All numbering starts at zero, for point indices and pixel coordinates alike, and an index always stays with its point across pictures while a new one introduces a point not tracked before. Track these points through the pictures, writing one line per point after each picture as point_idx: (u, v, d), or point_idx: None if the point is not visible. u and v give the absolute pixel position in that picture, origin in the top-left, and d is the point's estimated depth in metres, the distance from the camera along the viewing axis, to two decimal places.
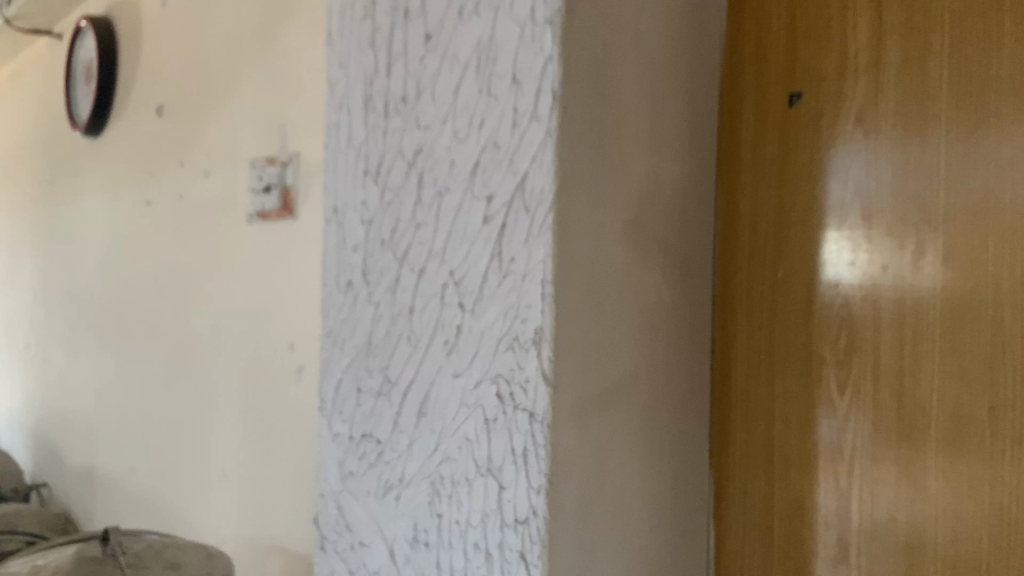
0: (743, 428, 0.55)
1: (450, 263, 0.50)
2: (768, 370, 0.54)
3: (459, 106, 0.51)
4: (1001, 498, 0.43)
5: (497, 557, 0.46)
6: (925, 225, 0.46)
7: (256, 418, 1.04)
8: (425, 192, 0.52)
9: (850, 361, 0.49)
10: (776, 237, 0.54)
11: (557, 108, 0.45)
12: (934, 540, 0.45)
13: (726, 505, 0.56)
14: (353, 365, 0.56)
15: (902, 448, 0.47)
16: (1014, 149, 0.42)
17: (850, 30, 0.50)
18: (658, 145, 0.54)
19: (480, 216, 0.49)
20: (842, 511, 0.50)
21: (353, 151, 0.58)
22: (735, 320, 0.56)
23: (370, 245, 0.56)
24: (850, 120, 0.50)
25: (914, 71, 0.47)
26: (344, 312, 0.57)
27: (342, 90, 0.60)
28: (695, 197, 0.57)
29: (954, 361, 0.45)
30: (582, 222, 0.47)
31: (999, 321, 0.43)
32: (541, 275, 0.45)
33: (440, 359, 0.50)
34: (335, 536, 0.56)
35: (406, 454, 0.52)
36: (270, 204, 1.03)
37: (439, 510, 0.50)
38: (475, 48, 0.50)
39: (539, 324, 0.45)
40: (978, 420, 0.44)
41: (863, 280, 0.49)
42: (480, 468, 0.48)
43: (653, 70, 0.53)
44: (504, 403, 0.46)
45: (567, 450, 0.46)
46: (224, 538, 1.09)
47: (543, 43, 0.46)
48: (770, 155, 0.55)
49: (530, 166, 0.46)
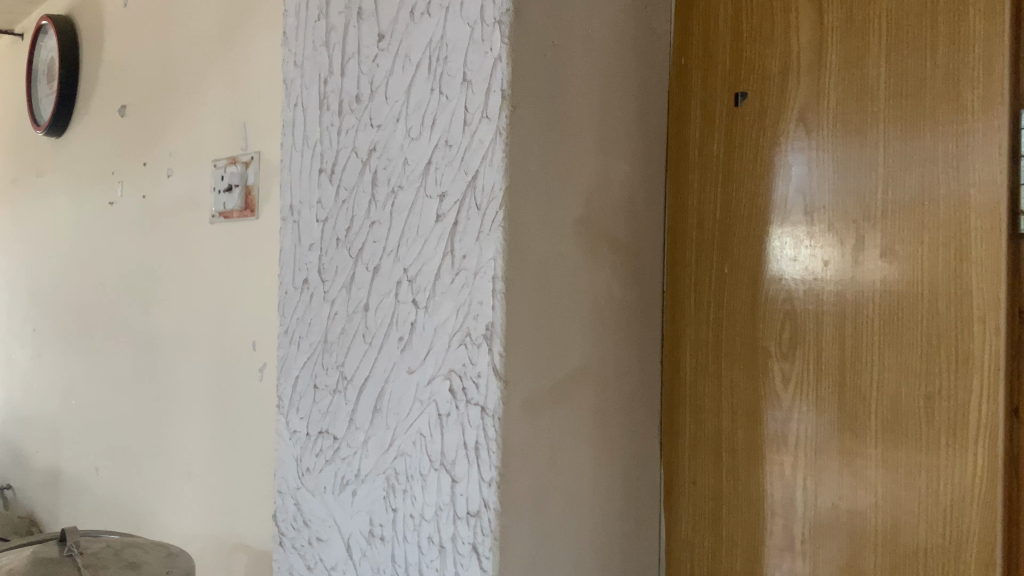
0: (692, 419, 0.56)
1: (404, 261, 0.51)
2: (716, 363, 0.55)
3: (412, 105, 0.51)
4: (937, 486, 0.44)
5: (450, 549, 0.47)
6: (865, 222, 0.48)
7: (222, 412, 1.04)
8: (379, 191, 0.53)
9: (794, 354, 0.51)
10: (723, 231, 0.55)
11: (507, 105, 0.46)
12: (874, 528, 0.47)
13: (677, 495, 0.57)
14: (310, 362, 0.58)
15: (842, 439, 0.48)
16: (948, 148, 0.45)
17: (792, 31, 0.52)
18: (608, 142, 0.54)
19: (433, 213, 0.49)
20: (787, 499, 0.51)
21: (308, 150, 0.59)
22: (684, 313, 0.57)
23: (326, 244, 0.56)
24: (793, 119, 0.51)
25: (852, 71, 0.49)
26: (301, 311, 0.59)
27: (298, 89, 0.60)
28: (645, 193, 0.58)
29: (893, 353, 0.46)
30: (533, 218, 0.47)
31: (934, 315, 0.45)
32: (492, 271, 0.45)
33: (395, 356, 0.51)
34: (294, 532, 0.58)
35: (363, 450, 0.53)
36: (233, 204, 1.03)
37: (394, 505, 0.51)
38: (427, 47, 0.50)
39: (490, 320, 0.45)
40: (915, 410, 0.45)
41: (806, 275, 0.50)
42: (434, 463, 0.48)
43: (604, 69, 0.54)
44: (456, 398, 0.47)
45: (519, 443, 0.46)
46: (193, 530, 1.10)
47: (493, 42, 0.46)
48: (717, 151, 0.56)
49: (481, 164, 0.46)
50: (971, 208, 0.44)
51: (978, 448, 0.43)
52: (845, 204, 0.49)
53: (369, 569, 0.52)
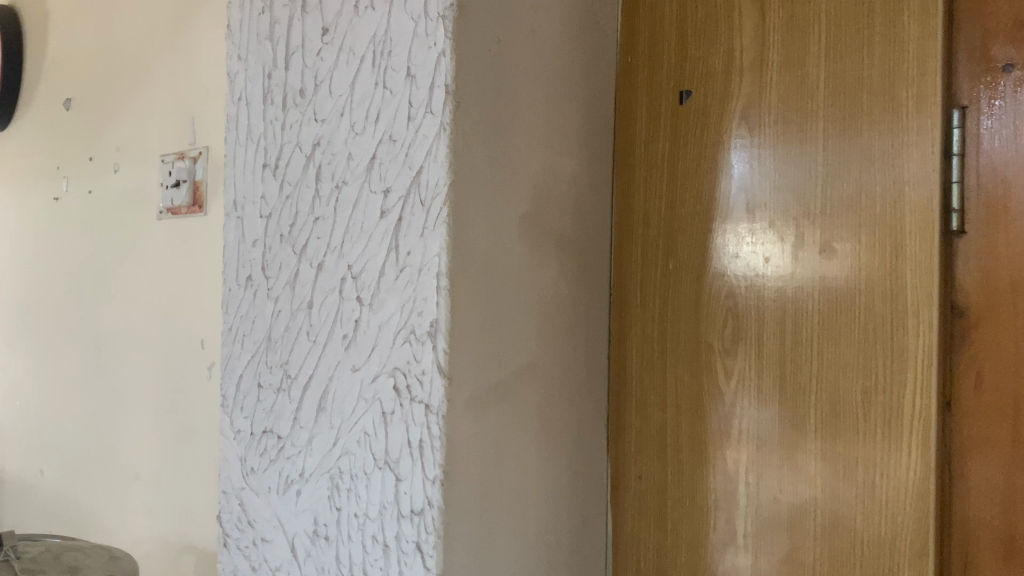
0: (638, 414, 0.57)
1: (348, 257, 0.50)
2: (661, 359, 0.55)
3: (356, 99, 0.50)
4: (873, 478, 0.45)
5: (394, 548, 0.47)
6: (804, 218, 0.49)
7: (170, 411, 1.02)
8: (323, 186, 0.52)
9: (736, 349, 0.51)
10: (668, 228, 0.56)
11: (450, 100, 0.45)
12: (813, 520, 0.47)
13: (622, 491, 0.58)
14: (254, 360, 0.57)
15: (783, 433, 0.49)
16: (884, 146, 0.45)
17: (735, 30, 0.52)
18: (554, 139, 0.55)
19: (377, 209, 0.48)
20: (729, 495, 0.51)
21: (251, 144, 0.58)
22: (630, 309, 0.58)
23: (270, 240, 0.55)
24: (736, 116, 0.52)
25: (793, 70, 0.49)
26: (244, 308, 0.57)
27: (241, 82, 0.59)
28: (590, 190, 0.58)
29: (831, 348, 0.47)
30: (478, 214, 0.47)
31: (870, 310, 0.45)
32: (436, 268, 0.45)
33: (339, 353, 0.50)
34: (237, 533, 0.57)
35: (307, 449, 0.52)
36: (180, 200, 1.01)
37: (338, 504, 0.50)
38: (371, 41, 0.50)
39: (434, 318, 0.45)
40: (852, 404, 0.46)
41: (747, 271, 0.51)
42: (378, 462, 0.48)
43: (550, 66, 0.54)
44: (400, 396, 0.46)
45: (462, 441, 0.46)
46: (140, 532, 1.07)
47: (436, 36, 0.46)
48: (662, 149, 0.56)
49: (425, 159, 0.46)
50: (905, 205, 0.44)
51: (912, 441, 0.44)
52: (785, 201, 0.50)
53: (313, 569, 0.51)
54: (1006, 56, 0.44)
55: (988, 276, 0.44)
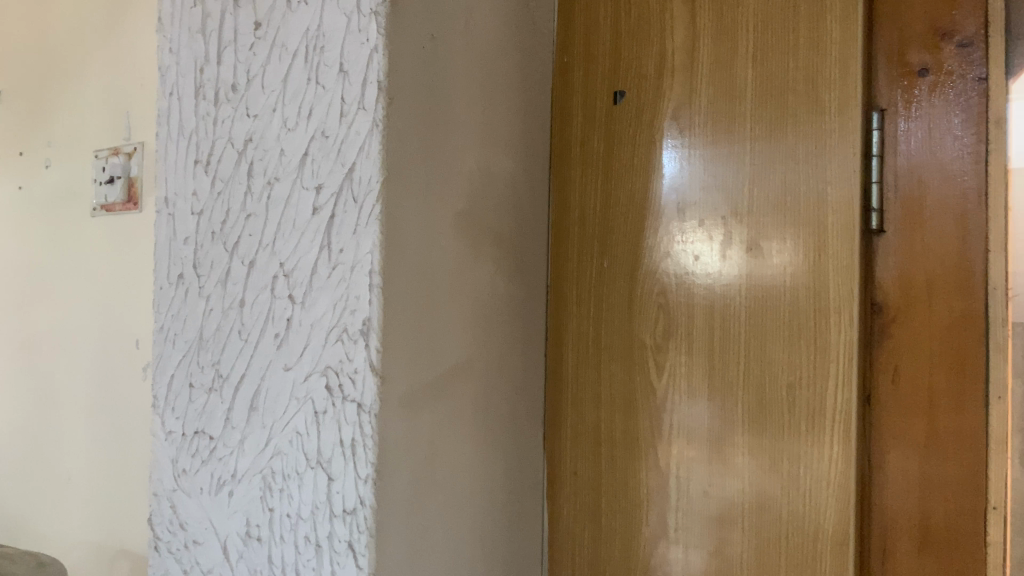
0: (574, 410, 0.57)
1: (280, 255, 0.49)
2: (595, 356, 0.56)
3: (288, 95, 0.50)
4: (798, 471, 0.46)
5: (327, 548, 0.46)
6: (732, 218, 0.50)
7: (104, 413, 1.00)
8: (255, 182, 0.51)
9: (667, 345, 0.52)
10: (603, 227, 0.56)
11: (383, 97, 0.45)
12: (741, 512, 0.48)
13: (558, 486, 0.58)
14: (185, 360, 0.55)
15: (712, 428, 0.50)
16: (808, 147, 0.46)
17: (667, 32, 0.53)
18: (489, 136, 0.55)
19: (309, 206, 0.48)
20: (661, 489, 0.52)
21: (182, 140, 0.56)
22: (566, 307, 0.58)
23: (201, 237, 0.54)
24: (667, 116, 0.53)
25: (722, 71, 0.50)
26: (175, 306, 0.56)
27: (172, 77, 0.57)
28: (527, 189, 0.59)
29: (758, 343, 0.48)
30: (411, 212, 0.47)
31: (795, 307, 0.47)
32: (368, 266, 0.45)
33: (271, 352, 0.49)
34: (168, 536, 0.55)
35: (239, 449, 0.51)
36: (114, 196, 0.99)
37: (271, 504, 0.49)
38: (304, 37, 0.49)
39: (366, 316, 0.45)
40: (778, 398, 0.47)
41: (678, 269, 0.52)
42: (310, 461, 0.47)
43: (485, 65, 0.54)
44: (333, 395, 0.46)
45: (396, 438, 0.46)
46: (74, 538, 1.04)
47: (369, 32, 0.46)
48: (596, 148, 0.57)
49: (357, 156, 0.46)
50: (827, 203, 0.46)
51: (834, 434, 0.45)
52: (715, 200, 0.50)
53: (245, 570, 0.51)
54: (922, 61, 0.45)
55: (905, 274, 0.45)
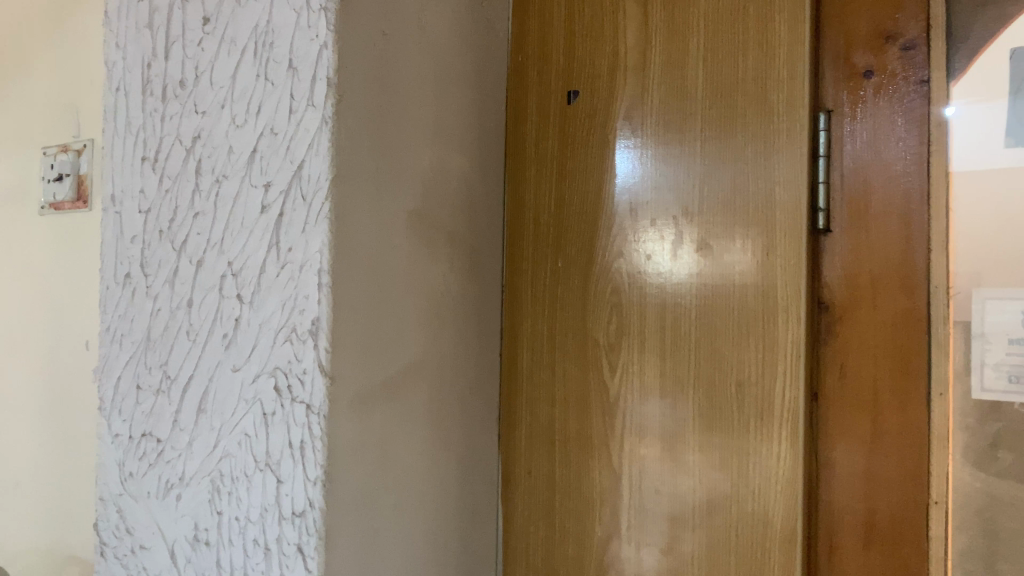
0: (528, 409, 0.57)
1: (228, 254, 0.48)
2: (550, 355, 0.56)
3: (237, 91, 0.49)
4: (748, 468, 0.46)
5: (276, 551, 0.45)
6: (684, 217, 0.50)
7: (52, 416, 0.98)
8: (203, 180, 0.50)
9: (620, 344, 0.52)
10: (557, 226, 0.56)
11: (332, 94, 0.44)
12: (692, 510, 0.49)
13: (513, 486, 0.58)
14: (132, 362, 0.54)
15: (664, 427, 0.50)
16: (756, 148, 0.47)
17: (620, 32, 0.53)
18: (442, 135, 0.54)
19: (258, 204, 0.47)
20: (614, 488, 0.52)
21: (129, 136, 0.54)
22: (521, 307, 0.58)
23: (148, 236, 0.53)
24: (621, 116, 0.53)
25: (673, 72, 0.50)
26: (122, 307, 0.54)
27: (119, 72, 0.55)
28: (481, 189, 0.58)
29: (708, 341, 0.48)
30: (362, 211, 0.47)
31: (744, 306, 0.47)
32: (317, 265, 0.44)
33: (219, 353, 0.48)
34: (115, 541, 0.54)
35: (187, 452, 0.50)
36: (63, 194, 0.96)
37: (220, 507, 0.48)
38: (252, 32, 0.48)
39: (316, 315, 0.44)
40: (728, 396, 0.47)
41: (631, 269, 0.52)
42: (259, 463, 0.46)
43: (438, 63, 0.54)
44: (281, 396, 0.45)
45: (346, 440, 0.45)
46: (21, 545, 1.02)
47: (319, 28, 0.45)
48: (551, 148, 0.57)
49: (307, 153, 0.45)
50: (776, 204, 0.46)
51: (782, 432, 0.45)
52: (666, 200, 0.51)
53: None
54: (867, 63, 0.46)
55: (851, 273, 0.46)
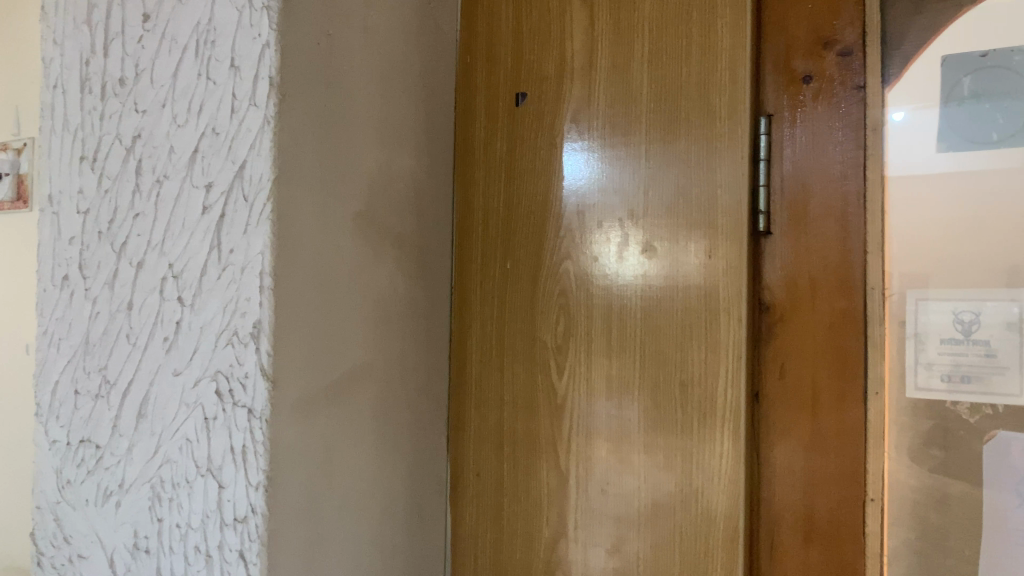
0: (477, 412, 0.57)
1: (169, 256, 0.47)
2: (498, 357, 0.56)
3: (178, 90, 0.47)
4: (691, 468, 0.47)
5: (217, 558, 0.44)
6: (629, 219, 0.50)
7: None
8: (143, 180, 0.48)
9: (568, 345, 0.52)
10: (505, 228, 0.56)
11: (275, 93, 0.44)
12: (637, 509, 0.49)
13: (462, 489, 0.58)
14: (69, 366, 0.51)
15: (610, 427, 0.50)
16: (699, 150, 0.47)
17: (567, 35, 0.54)
18: (389, 136, 0.54)
19: (199, 205, 0.46)
20: (561, 489, 0.52)
21: (66, 134, 0.52)
22: (470, 309, 0.58)
23: (87, 237, 0.50)
24: (568, 119, 0.53)
25: (619, 75, 0.51)
26: (59, 310, 0.51)
27: (56, 68, 0.52)
28: (430, 190, 0.58)
29: (653, 342, 0.49)
30: (305, 212, 0.46)
31: (688, 307, 0.48)
32: (259, 267, 0.43)
33: (160, 357, 0.47)
34: (51, 551, 0.51)
35: (126, 458, 0.48)
36: (2, 194, 0.93)
37: (160, 514, 0.47)
38: (193, 30, 0.47)
39: (257, 318, 0.43)
40: (672, 396, 0.48)
41: (578, 270, 0.52)
42: (200, 469, 0.45)
43: (384, 63, 0.53)
44: (223, 400, 0.44)
45: (288, 444, 0.45)
46: None
47: (261, 27, 0.44)
48: (500, 150, 0.57)
49: (248, 154, 0.44)
50: (718, 207, 0.47)
51: (724, 431, 0.46)
52: (612, 202, 0.51)
53: None
54: (806, 69, 0.47)
55: (791, 275, 0.47)
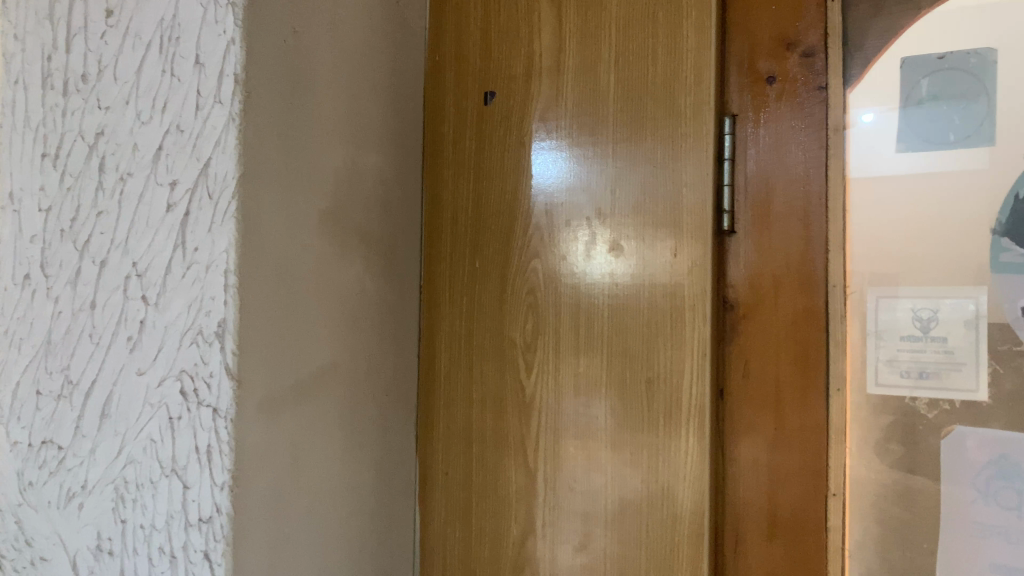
0: (446, 411, 0.57)
1: (133, 254, 0.45)
2: (467, 356, 0.56)
3: (142, 88, 0.46)
4: (656, 464, 0.48)
5: (182, 559, 0.43)
6: (597, 218, 0.51)
7: None
8: (106, 177, 0.46)
9: (536, 344, 0.52)
10: (474, 227, 0.56)
11: (240, 91, 0.44)
12: (604, 506, 0.49)
13: (430, 488, 0.58)
14: (29, 368, 0.48)
15: (577, 425, 0.51)
16: (665, 149, 0.48)
17: (535, 34, 0.54)
18: (357, 134, 0.54)
19: (163, 202, 0.45)
20: (528, 487, 0.53)
21: (24, 128, 0.49)
22: (438, 307, 0.58)
23: (50, 235, 0.48)
24: (536, 118, 0.53)
25: (586, 75, 0.51)
26: (20, 310, 0.48)
27: (17, 63, 0.49)
28: (399, 189, 0.58)
29: (619, 339, 0.49)
30: (270, 211, 0.46)
31: (654, 306, 0.48)
32: (224, 265, 0.43)
33: (124, 356, 0.45)
34: (12, 554, 0.48)
35: (89, 460, 0.46)
36: None
37: (123, 516, 0.45)
38: (158, 26, 0.46)
39: (223, 317, 0.43)
40: (638, 393, 0.48)
41: (546, 269, 0.52)
42: (164, 469, 0.44)
43: (351, 62, 0.53)
44: (188, 400, 0.43)
45: (254, 443, 0.44)
46: None
47: (226, 24, 0.44)
48: (468, 148, 0.57)
49: (214, 151, 0.44)
50: (683, 206, 0.47)
51: (689, 428, 0.47)
52: (580, 201, 0.51)
53: None
54: (770, 69, 0.47)
55: (754, 273, 0.48)
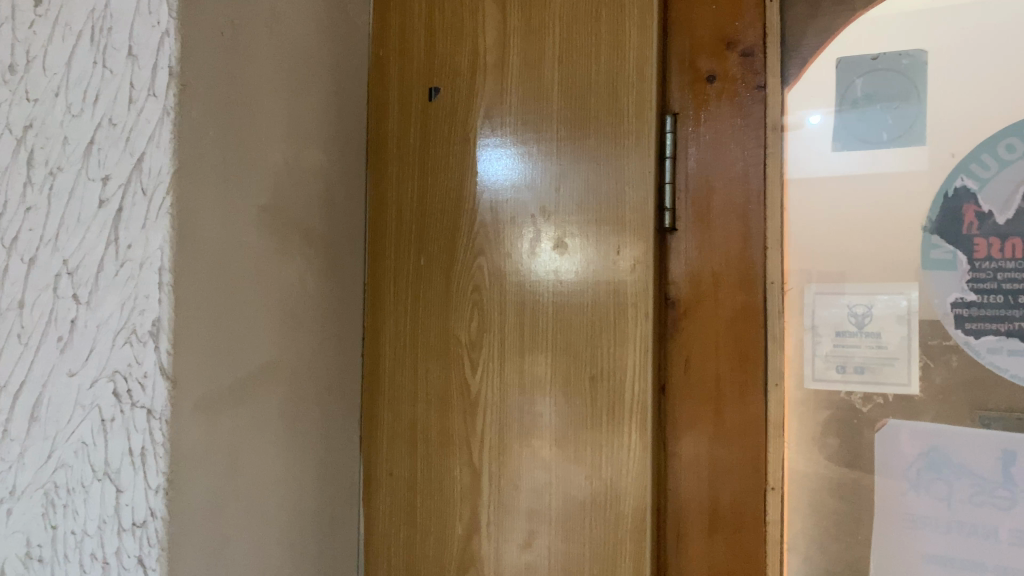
0: (390, 410, 0.56)
1: (64, 251, 0.43)
2: (412, 354, 0.55)
3: (73, 79, 0.43)
4: (600, 460, 0.48)
5: (115, 566, 0.42)
6: (541, 216, 0.51)
7: None
8: (34, 171, 0.43)
9: (481, 342, 0.52)
10: (419, 224, 0.56)
11: (174, 84, 0.43)
12: (549, 503, 0.50)
13: (375, 488, 0.57)
14: None
15: (522, 422, 0.50)
16: (608, 148, 0.48)
17: (479, 30, 0.53)
18: (297, 130, 0.53)
19: (95, 198, 0.43)
20: (473, 485, 0.52)
21: None
22: (383, 305, 0.57)
23: None
24: (480, 115, 0.53)
25: (531, 72, 0.51)
26: None
27: None
28: (342, 185, 0.57)
29: (564, 336, 0.49)
30: (206, 207, 0.45)
31: (597, 304, 0.48)
32: (158, 262, 0.42)
33: (53, 357, 0.43)
34: None
35: (17, 465, 0.43)
36: None
37: (53, 522, 0.43)
38: (89, 16, 0.44)
39: (157, 316, 0.42)
40: (582, 389, 0.49)
41: (490, 267, 0.52)
42: (96, 473, 0.42)
43: (291, 57, 0.52)
44: (121, 402, 0.42)
45: (190, 445, 0.43)
46: None
47: (160, 16, 0.43)
48: (412, 144, 0.56)
49: (147, 146, 0.42)
50: (626, 204, 0.48)
51: (631, 424, 0.47)
52: (525, 199, 0.51)
53: None
54: (710, 69, 0.48)
55: (694, 270, 0.48)
